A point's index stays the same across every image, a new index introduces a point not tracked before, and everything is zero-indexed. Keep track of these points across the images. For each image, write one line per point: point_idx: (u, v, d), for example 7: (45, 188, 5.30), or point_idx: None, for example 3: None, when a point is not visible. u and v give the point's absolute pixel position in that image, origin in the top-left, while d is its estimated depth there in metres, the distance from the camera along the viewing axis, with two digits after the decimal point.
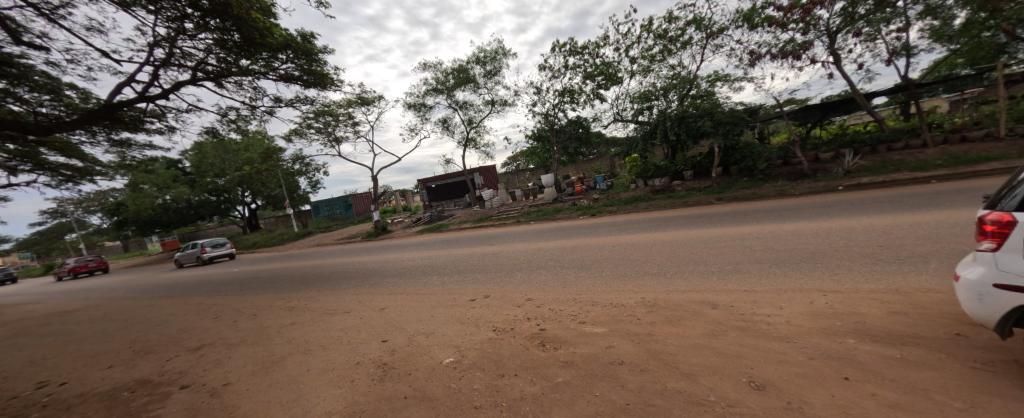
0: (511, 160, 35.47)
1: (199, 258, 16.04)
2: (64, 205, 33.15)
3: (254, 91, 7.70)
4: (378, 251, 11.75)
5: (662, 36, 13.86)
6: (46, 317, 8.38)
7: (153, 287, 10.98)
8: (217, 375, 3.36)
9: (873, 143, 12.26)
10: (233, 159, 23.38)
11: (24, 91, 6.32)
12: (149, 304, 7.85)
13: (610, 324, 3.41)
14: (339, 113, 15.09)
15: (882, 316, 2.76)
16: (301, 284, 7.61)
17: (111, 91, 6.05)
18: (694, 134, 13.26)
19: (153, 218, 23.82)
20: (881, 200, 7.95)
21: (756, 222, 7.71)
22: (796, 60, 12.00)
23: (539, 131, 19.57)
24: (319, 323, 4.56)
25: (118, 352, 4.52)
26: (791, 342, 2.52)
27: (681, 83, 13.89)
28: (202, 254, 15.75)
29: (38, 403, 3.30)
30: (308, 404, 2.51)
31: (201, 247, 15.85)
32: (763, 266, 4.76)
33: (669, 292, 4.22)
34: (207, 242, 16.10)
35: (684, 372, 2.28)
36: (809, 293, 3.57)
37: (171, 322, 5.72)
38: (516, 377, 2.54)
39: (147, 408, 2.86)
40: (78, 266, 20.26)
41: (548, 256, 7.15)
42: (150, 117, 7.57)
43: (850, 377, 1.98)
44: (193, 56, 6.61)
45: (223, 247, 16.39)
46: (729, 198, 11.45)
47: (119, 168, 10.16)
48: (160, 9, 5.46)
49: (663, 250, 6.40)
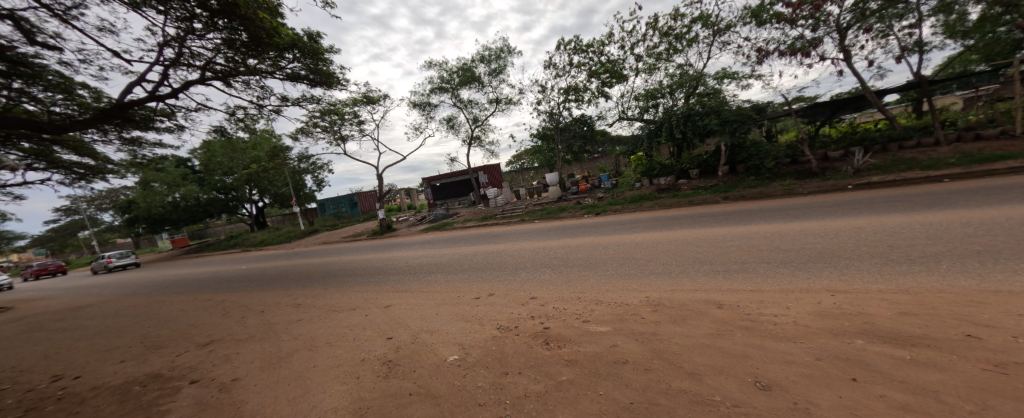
0: (515, 160, 35.44)
1: (107, 266, 19.42)
2: (77, 203, 33.81)
3: (262, 90, 7.77)
4: (383, 248, 11.86)
5: (667, 34, 13.75)
6: (60, 312, 8.59)
7: (163, 284, 11.15)
8: (226, 370, 3.41)
9: (884, 142, 12.06)
10: (241, 157, 23.61)
11: (38, 91, 6.46)
12: (159, 300, 7.99)
13: (615, 323, 3.40)
14: (345, 112, 15.16)
15: (891, 317, 2.72)
16: (307, 281, 7.69)
17: (123, 90, 6.14)
18: (700, 132, 13.11)
19: (163, 215, 24.22)
20: (887, 199, 7.83)
21: (761, 221, 7.61)
22: (805, 57, 11.82)
23: (544, 130, 19.57)
24: (325, 319, 4.62)
25: (130, 347, 4.61)
26: (799, 342, 2.49)
27: (688, 81, 13.72)
28: (109, 261, 19.26)
29: (53, 396, 3.38)
30: (315, 400, 2.55)
31: (109, 256, 19.42)
32: (770, 265, 4.71)
33: (674, 291, 4.19)
34: (114, 253, 19.47)
35: (690, 372, 2.26)
36: (817, 293, 3.52)
37: (180, 318, 5.82)
38: (520, 376, 2.55)
39: (158, 402, 2.92)
40: (39, 269, 22.94)
41: (553, 255, 7.13)
42: (161, 115, 7.67)
43: (858, 378, 1.95)
44: (202, 56, 6.68)
45: (129, 257, 19.79)
46: (735, 197, 11.33)
47: (130, 167, 10.31)
48: (169, 10, 5.53)
49: (668, 249, 6.36)
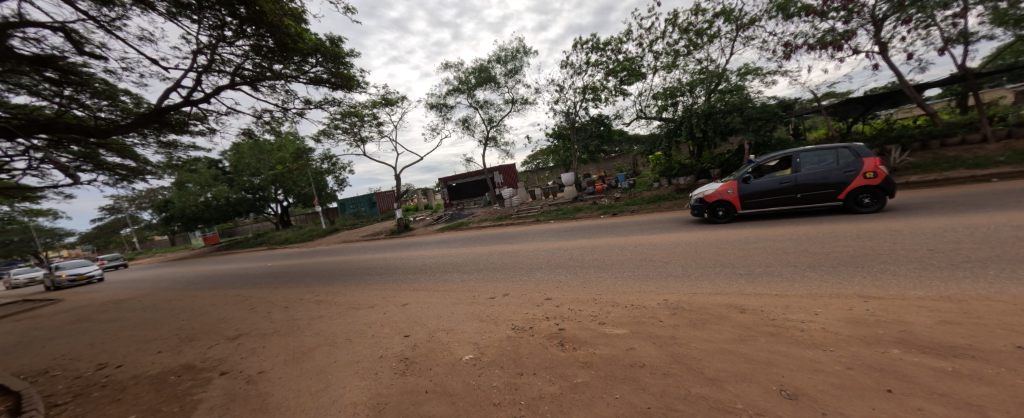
0: (531, 160, 35.37)
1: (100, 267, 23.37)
2: (120, 202, 36.21)
3: (286, 93, 8.07)
4: (400, 248, 12.09)
5: (687, 30, 13.36)
6: (104, 304, 9.22)
7: (196, 279, 11.80)
8: (252, 363, 3.55)
9: (924, 138, 11.27)
10: (268, 158, 24.70)
11: (86, 98, 6.95)
12: (192, 295, 8.43)
13: (631, 325, 3.34)
14: (364, 114, 15.53)
15: (932, 325, 2.54)
16: (328, 279, 7.93)
17: (161, 96, 6.51)
18: (722, 130, 12.67)
19: (197, 214, 25.64)
20: (927, 200, 7.33)
21: (786, 223, 7.29)
22: (836, 51, 11.25)
23: (559, 129, 19.43)
24: (345, 316, 4.75)
25: (166, 339, 4.88)
26: (829, 351, 2.36)
27: (709, 77, 13.24)
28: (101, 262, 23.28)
29: (98, 383, 3.62)
30: (336, 394, 2.61)
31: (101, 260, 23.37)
32: (797, 269, 4.51)
33: (694, 294, 4.07)
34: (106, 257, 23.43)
35: (710, 378, 2.18)
36: (848, 298, 3.32)
37: (211, 312, 6.12)
38: (535, 376, 2.53)
39: (192, 391, 3.07)
40: None
41: (569, 255, 7.05)
42: (194, 119, 8.11)
43: (893, 389, 1.82)
44: (231, 62, 7.01)
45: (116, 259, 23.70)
46: None
47: (167, 168, 10.91)
48: (202, 19, 5.82)
49: (687, 251, 6.19)
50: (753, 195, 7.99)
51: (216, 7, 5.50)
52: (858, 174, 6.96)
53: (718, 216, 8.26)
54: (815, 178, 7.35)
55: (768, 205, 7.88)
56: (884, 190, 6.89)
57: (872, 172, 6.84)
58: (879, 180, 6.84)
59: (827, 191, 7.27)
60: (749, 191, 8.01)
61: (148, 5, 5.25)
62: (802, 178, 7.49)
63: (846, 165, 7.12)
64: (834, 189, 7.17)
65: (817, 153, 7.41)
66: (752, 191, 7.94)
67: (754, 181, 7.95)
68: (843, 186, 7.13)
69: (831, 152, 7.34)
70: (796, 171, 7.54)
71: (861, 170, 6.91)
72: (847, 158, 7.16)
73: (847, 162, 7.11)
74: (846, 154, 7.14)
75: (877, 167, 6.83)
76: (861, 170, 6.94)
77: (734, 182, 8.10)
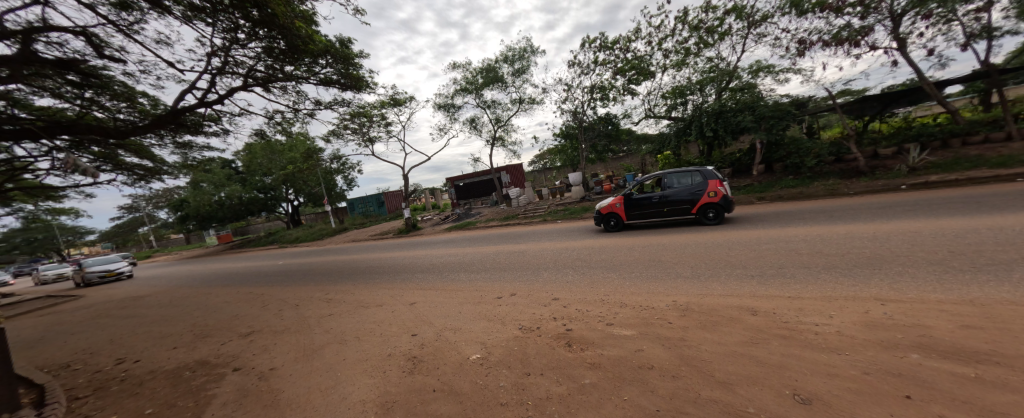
0: (538, 160, 35.30)
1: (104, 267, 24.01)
2: (138, 201, 37.26)
3: (297, 94, 8.20)
4: (407, 247, 12.17)
5: (698, 28, 13.18)
6: (123, 301, 9.49)
7: (211, 277, 12.08)
8: (264, 360, 3.61)
9: (944, 136, 10.92)
10: (279, 158, 25.16)
11: (106, 100, 7.16)
12: (206, 292, 8.62)
13: (640, 327, 3.30)
14: (373, 114, 15.69)
15: (953, 330, 2.45)
16: (337, 277, 8.03)
17: (176, 98, 6.66)
18: (733, 129, 12.45)
19: (211, 213, 26.24)
20: (948, 200, 7.09)
21: (799, 223, 7.14)
22: (853, 47, 10.97)
23: (567, 129, 19.35)
24: (354, 314, 4.80)
25: (181, 335, 4.99)
26: (845, 355, 2.30)
27: (720, 75, 13.02)
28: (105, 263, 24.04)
29: (117, 377, 3.73)
30: (345, 391, 2.64)
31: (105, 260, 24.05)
32: (811, 271, 4.40)
33: (704, 296, 4.01)
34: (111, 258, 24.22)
35: (721, 381, 2.14)
36: (864, 301, 3.23)
37: (224, 309, 6.26)
38: (543, 377, 2.52)
39: (206, 386, 3.14)
40: None
41: (577, 255, 7.01)
42: (209, 121, 8.29)
43: (913, 395, 1.76)
44: (244, 64, 7.15)
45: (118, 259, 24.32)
46: (771, 198, 10.67)
47: (183, 168, 11.18)
48: (216, 22, 5.94)
49: (696, 252, 6.09)
50: (635, 208, 9.16)
51: (230, 10, 5.61)
52: (704, 193, 8.21)
53: (609, 225, 9.39)
54: (676, 195, 8.57)
55: (644, 218, 9.07)
56: (725, 206, 8.19)
57: (713, 192, 8.13)
58: (719, 199, 8.14)
59: (683, 206, 8.51)
60: (632, 205, 9.20)
61: (165, 8, 5.38)
62: (665, 195, 8.73)
63: (697, 186, 8.39)
64: (688, 205, 8.40)
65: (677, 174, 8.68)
66: (635, 204, 9.07)
67: (635, 196, 9.14)
68: (693, 202, 8.40)
69: (688, 174, 8.59)
70: (662, 189, 8.76)
71: (706, 190, 8.19)
72: (698, 179, 8.43)
73: (699, 183, 8.37)
74: (698, 175, 8.43)
75: (717, 187, 8.11)
76: (705, 189, 8.21)
77: (621, 196, 9.27)
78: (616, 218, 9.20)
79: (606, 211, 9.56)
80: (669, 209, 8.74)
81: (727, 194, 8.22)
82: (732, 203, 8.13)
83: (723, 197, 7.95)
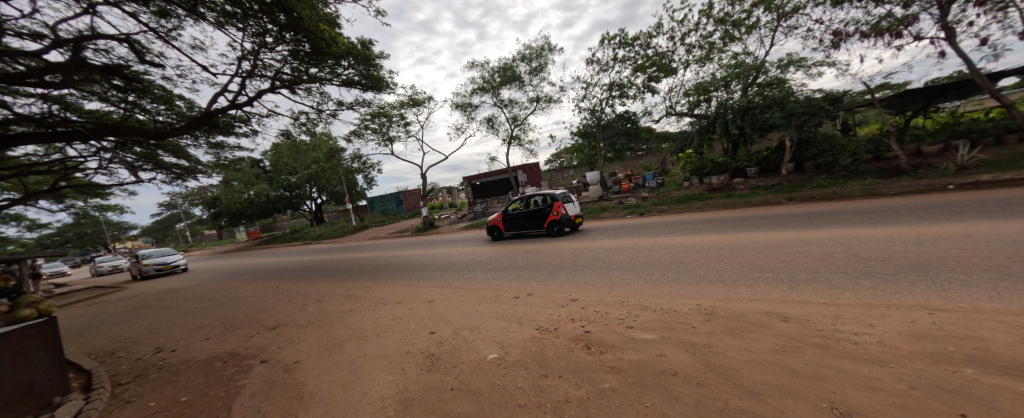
0: (555, 159, 35.05)
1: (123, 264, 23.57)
2: (176, 199, 39.54)
3: (321, 96, 8.44)
4: (424, 245, 12.34)
5: (723, 21, 12.66)
6: (162, 293, 10.09)
7: (241, 271, 12.68)
8: (290, 353, 3.74)
9: (999, 132, 10.04)
10: (303, 158, 26.11)
11: (147, 103, 7.61)
12: (236, 286, 9.04)
13: (662, 331, 3.19)
14: (393, 115, 16.00)
15: (1014, 343, 2.23)
16: (357, 274, 8.23)
17: (210, 100, 7.00)
18: (760, 127, 11.91)
19: (241, 210, 27.53)
20: (1005, 201, 6.51)
21: (832, 225, 6.75)
22: (894, 38, 10.25)
23: (585, 128, 19.07)
24: (374, 311, 4.90)
25: (213, 327, 5.24)
26: (888, 367, 2.13)
27: (746, 71, 12.48)
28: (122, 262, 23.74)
29: (155, 365, 3.95)
30: (365, 387, 2.69)
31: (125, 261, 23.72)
32: (847, 276, 4.13)
33: (729, 300, 3.84)
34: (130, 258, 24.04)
35: (749, 391, 2.03)
36: (909, 310, 2.99)
37: (252, 303, 6.53)
38: (561, 379, 2.47)
39: (235, 377, 3.27)
40: None
41: (595, 256, 6.89)
42: (239, 122, 8.67)
43: (969, 414, 1.60)
44: (272, 67, 7.42)
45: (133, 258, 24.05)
46: (802, 198, 10.13)
47: (215, 167, 11.75)
48: (246, 27, 6.20)
49: (720, 254, 5.86)
50: (512, 222, 10.97)
51: (258, 14, 5.83)
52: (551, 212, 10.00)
53: (492, 236, 11.13)
54: (533, 212, 10.33)
55: (516, 230, 10.81)
56: (568, 224, 10.00)
57: (556, 211, 9.93)
58: (560, 216, 9.93)
59: (539, 221, 10.25)
60: (509, 219, 10.97)
61: (200, 15, 5.64)
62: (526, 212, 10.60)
63: (547, 206, 10.17)
64: (540, 220, 10.17)
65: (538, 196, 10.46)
66: (510, 218, 10.81)
67: (510, 212, 11.01)
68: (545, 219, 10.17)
69: (544, 196, 10.36)
70: (526, 207, 10.50)
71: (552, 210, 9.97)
72: (549, 200, 10.22)
73: (549, 203, 10.13)
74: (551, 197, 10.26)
75: (560, 208, 9.90)
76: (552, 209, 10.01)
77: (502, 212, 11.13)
78: (495, 229, 10.99)
79: (493, 224, 11.39)
80: (531, 223, 10.49)
81: (569, 213, 10.03)
82: (572, 221, 9.95)
83: (561, 215, 9.76)
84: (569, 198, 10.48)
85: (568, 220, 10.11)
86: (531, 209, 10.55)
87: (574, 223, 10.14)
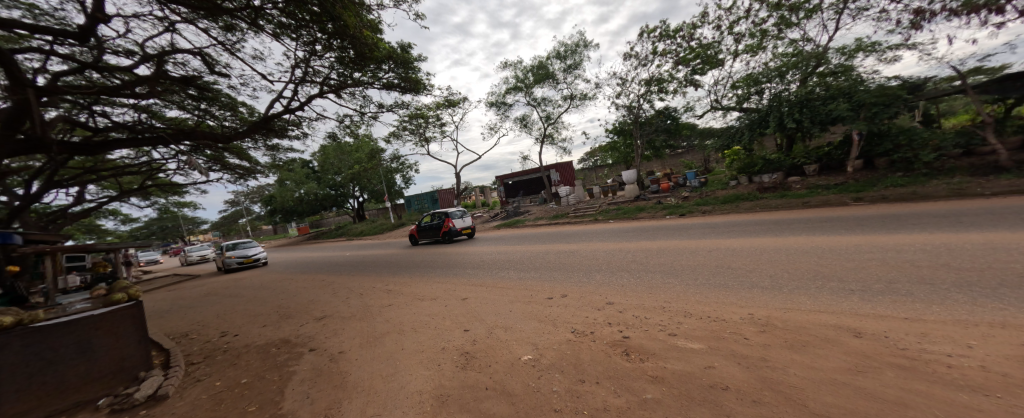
0: (589, 157, 34.35)
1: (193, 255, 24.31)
2: (240, 196, 43.82)
3: (363, 99, 8.90)
4: (444, 244, 13.07)
5: (779, 6, 11.60)
6: (228, 282, 11.21)
7: (293, 264, 13.76)
8: (334, 343, 3.95)
9: None
10: (347, 158, 27.81)
11: (216, 110, 8.45)
12: (289, 278, 9.81)
13: (710, 341, 2.95)
14: (429, 116, 16.55)
15: None
16: (395, 270, 8.59)
17: (268, 106, 7.62)
18: (822, 120, 10.78)
19: (293, 208, 29.93)
20: None
21: (912, 229, 5.92)
22: (994, 14, 8.80)
23: (621, 125, 18.44)
24: (411, 306, 5.05)
25: (269, 315, 5.70)
26: (997, 397, 1.78)
27: (805, 59, 11.36)
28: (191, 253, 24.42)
29: (221, 348, 4.36)
30: (403, 380, 2.76)
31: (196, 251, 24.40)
32: (935, 288, 3.57)
33: (787, 310, 3.47)
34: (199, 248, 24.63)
35: (816, 413, 1.80)
36: (1021, 331, 2.51)
37: (302, 294, 7.03)
38: (598, 386, 2.36)
39: (288, 363, 3.52)
40: None
41: (632, 258, 6.62)
42: (292, 126, 9.38)
43: None
44: (320, 73, 7.93)
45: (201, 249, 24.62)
46: (872, 199, 9.03)
47: (272, 168, 12.83)
48: (299, 37, 6.66)
49: (774, 259, 5.34)
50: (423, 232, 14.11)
51: (310, 25, 6.24)
52: (443, 225, 13.05)
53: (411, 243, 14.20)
54: (434, 225, 13.36)
55: (426, 238, 13.93)
56: (455, 234, 13.04)
57: (446, 225, 12.97)
58: (450, 228, 12.93)
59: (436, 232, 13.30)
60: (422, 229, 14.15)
61: (259, 27, 6.15)
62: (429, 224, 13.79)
63: (442, 220, 13.23)
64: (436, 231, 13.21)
65: (439, 212, 13.56)
66: (421, 228, 13.94)
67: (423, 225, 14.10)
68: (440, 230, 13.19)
69: (443, 212, 13.45)
70: (430, 221, 13.57)
71: (444, 223, 13.05)
72: (444, 216, 13.30)
73: (442, 218, 13.12)
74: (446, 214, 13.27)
75: (449, 221, 12.95)
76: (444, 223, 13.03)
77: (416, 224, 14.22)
78: (412, 238, 14.08)
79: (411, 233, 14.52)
80: (434, 233, 13.55)
81: (458, 225, 12.99)
82: (459, 232, 12.92)
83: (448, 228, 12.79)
84: (463, 214, 13.46)
85: (457, 231, 13.20)
86: (434, 222, 13.60)
87: (462, 233, 13.20)
